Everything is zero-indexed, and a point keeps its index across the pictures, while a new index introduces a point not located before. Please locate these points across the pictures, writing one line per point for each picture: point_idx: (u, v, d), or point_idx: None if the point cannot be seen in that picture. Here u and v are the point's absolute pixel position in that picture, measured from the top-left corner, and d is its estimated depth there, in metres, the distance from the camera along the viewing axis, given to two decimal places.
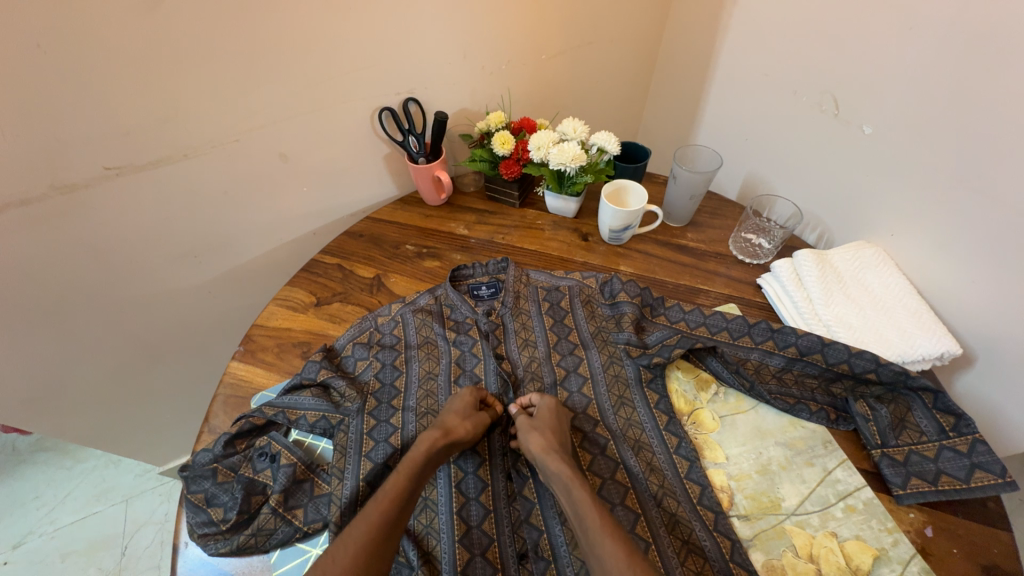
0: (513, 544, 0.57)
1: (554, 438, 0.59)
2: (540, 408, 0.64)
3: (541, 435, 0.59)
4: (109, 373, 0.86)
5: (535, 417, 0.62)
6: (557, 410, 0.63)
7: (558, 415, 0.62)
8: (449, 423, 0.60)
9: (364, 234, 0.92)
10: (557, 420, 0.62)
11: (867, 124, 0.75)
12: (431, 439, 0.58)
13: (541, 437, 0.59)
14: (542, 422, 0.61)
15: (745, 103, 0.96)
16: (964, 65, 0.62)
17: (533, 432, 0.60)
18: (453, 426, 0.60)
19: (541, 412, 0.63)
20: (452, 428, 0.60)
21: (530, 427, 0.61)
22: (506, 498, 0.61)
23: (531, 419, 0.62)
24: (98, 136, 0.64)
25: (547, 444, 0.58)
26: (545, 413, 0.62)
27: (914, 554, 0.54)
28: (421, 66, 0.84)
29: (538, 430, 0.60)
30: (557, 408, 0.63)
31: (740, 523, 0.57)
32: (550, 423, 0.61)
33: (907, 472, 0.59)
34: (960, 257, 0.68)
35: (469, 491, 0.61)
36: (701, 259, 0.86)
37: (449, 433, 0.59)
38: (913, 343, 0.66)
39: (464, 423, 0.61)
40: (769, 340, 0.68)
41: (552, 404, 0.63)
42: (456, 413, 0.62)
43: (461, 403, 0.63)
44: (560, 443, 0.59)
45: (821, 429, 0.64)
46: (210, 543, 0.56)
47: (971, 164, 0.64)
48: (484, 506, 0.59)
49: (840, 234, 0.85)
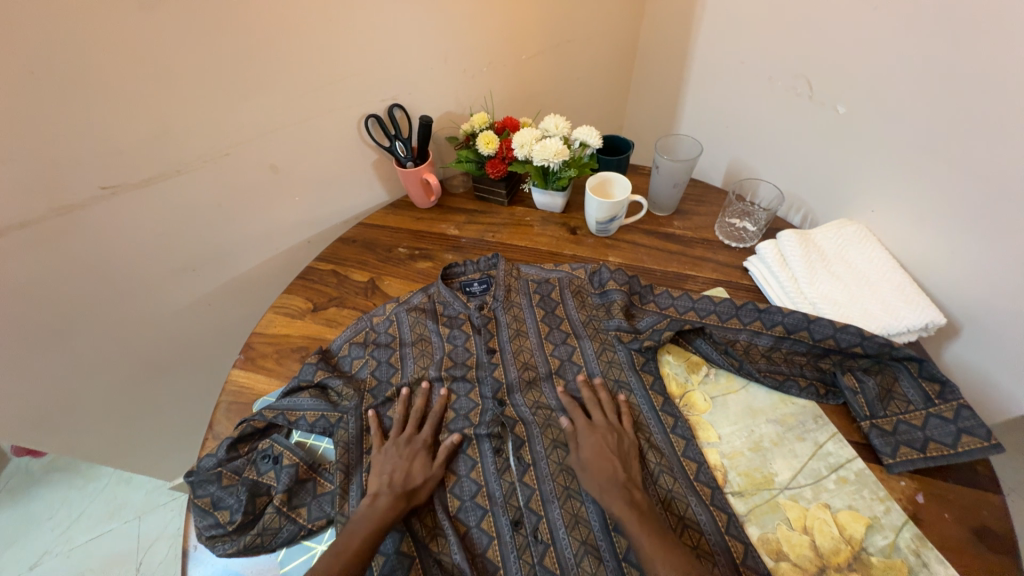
0: (507, 513, 0.60)
1: (606, 475, 0.58)
2: (583, 439, 0.62)
3: (595, 471, 0.58)
4: (119, 390, 0.89)
5: (581, 454, 0.61)
6: (600, 441, 0.61)
7: (599, 448, 0.60)
8: (404, 484, 0.59)
9: (357, 239, 0.94)
10: (598, 452, 0.60)
11: (840, 103, 0.76)
12: (392, 505, 0.56)
13: (592, 478, 0.58)
14: (590, 459, 0.60)
15: (722, 91, 0.97)
16: (928, 39, 0.64)
17: (585, 474, 0.59)
18: (399, 484, 0.59)
19: (583, 443, 0.61)
20: (412, 494, 0.58)
21: (579, 465, 0.60)
22: (496, 472, 0.63)
23: (578, 456, 0.61)
24: (93, 157, 0.66)
25: (602, 483, 0.57)
26: (586, 445, 0.61)
27: (906, 520, 0.55)
28: (404, 72, 0.86)
29: (587, 468, 0.59)
30: (597, 440, 0.61)
31: (735, 499, 0.58)
32: (594, 460, 0.59)
33: (896, 441, 0.60)
34: (943, 231, 0.69)
35: (462, 468, 0.63)
36: (688, 246, 0.87)
37: (405, 491, 0.58)
38: (897, 316, 0.67)
39: (415, 478, 0.59)
40: (757, 320, 0.69)
41: (591, 436, 0.62)
42: (407, 468, 0.60)
43: (417, 466, 0.61)
44: (611, 477, 0.58)
45: (811, 404, 0.65)
46: (219, 544, 0.58)
47: (940, 138, 0.66)
48: (475, 481, 0.62)
49: (823, 214, 0.86)
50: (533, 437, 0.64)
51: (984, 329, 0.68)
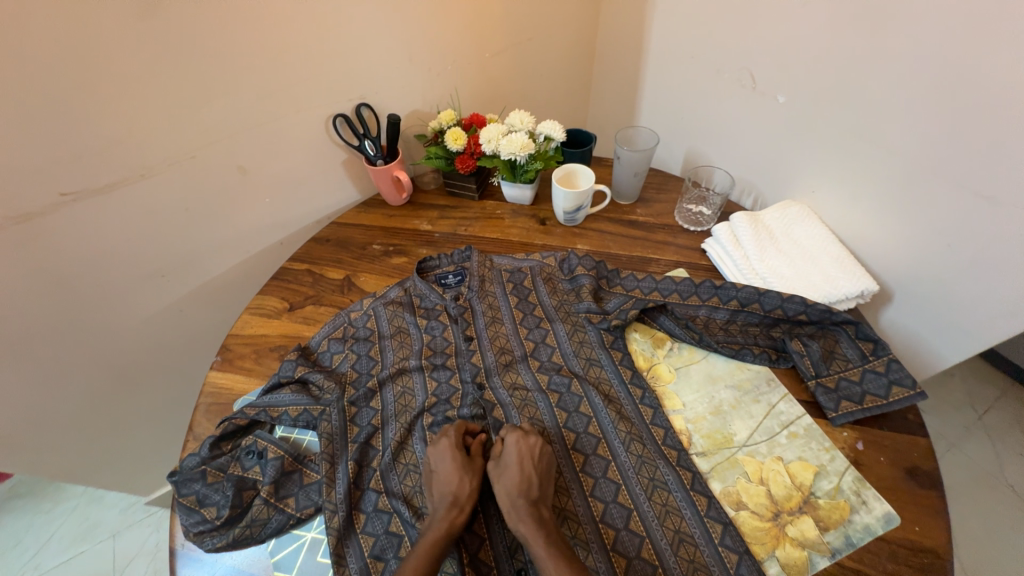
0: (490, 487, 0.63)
1: (520, 487, 0.57)
2: (506, 451, 0.61)
3: (511, 483, 0.58)
4: (89, 402, 0.88)
5: (502, 462, 0.60)
6: (519, 451, 0.60)
7: (520, 457, 0.60)
8: (453, 490, 0.58)
9: (330, 238, 0.95)
10: (518, 464, 0.59)
11: (780, 93, 0.83)
12: (451, 518, 0.56)
13: (507, 491, 0.57)
14: (506, 471, 0.59)
15: (675, 86, 1.02)
16: (851, 34, 0.70)
17: (499, 484, 0.58)
18: (456, 489, 0.58)
19: (507, 454, 0.60)
20: (463, 502, 0.57)
21: (497, 474, 0.59)
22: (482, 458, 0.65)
23: (497, 466, 0.60)
24: (50, 162, 0.65)
25: (514, 497, 0.57)
26: (511, 455, 0.60)
27: (848, 466, 0.61)
28: (369, 71, 0.87)
29: (505, 477, 0.58)
30: (523, 451, 0.60)
31: (698, 459, 0.63)
32: (508, 470, 0.59)
33: (838, 396, 0.66)
34: (874, 206, 0.77)
35: None
36: (651, 231, 0.93)
37: (457, 498, 0.57)
38: (837, 285, 0.73)
39: (464, 482, 0.58)
40: (714, 297, 0.75)
41: (519, 449, 0.60)
42: (451, 471, 0.59)
43: (455, 468, 0.59)
44: (524, 491, 0.57)
45: (764, 369, 0.71)
46: (207, 539, 0.59)
47: (869, 123, 0.73)
48: None
49: (771, 196, 0.93)
50: (510, 416, 0.67)
51: (906, 294, 0.77)
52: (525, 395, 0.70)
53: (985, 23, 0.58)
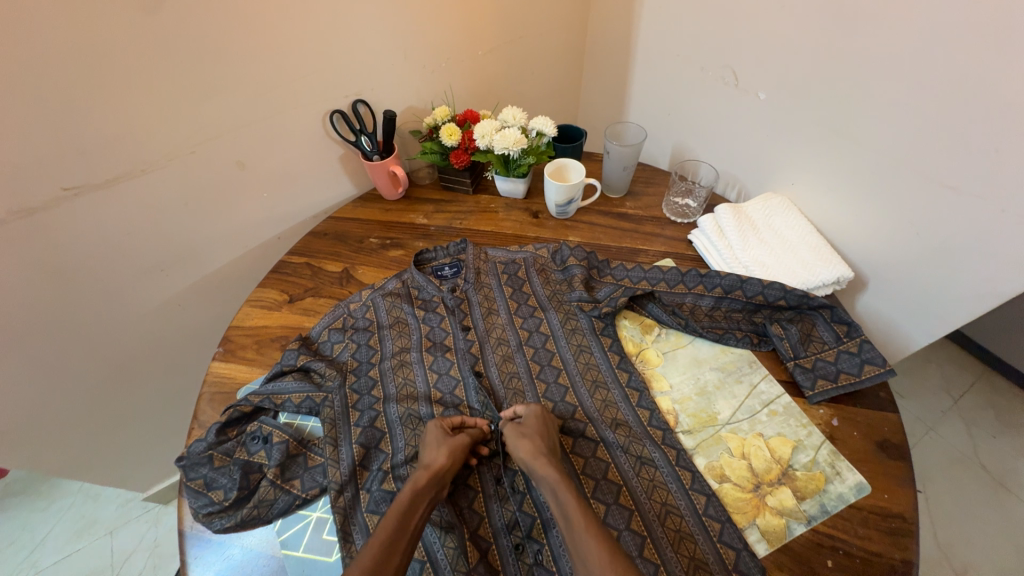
0: (491, 471, 0.66)
1: (542, 444, 0.61)
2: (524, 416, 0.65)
3: (535, 441, 0.60)
4: (88, 395, 0.89)
5: (523, 423, 0.63)
6: (543, 417, 0.64)
7: (543, 425, 0.63)
8: (428, 458, 0.60)
9: (328, 232, 0.97)
10: (543, 425, 0.63)
11: (760, 90, 0.87)
12: (416, 480, 0.58)
13: (533, 445, 0.60)
14: (528, 428, 0.62)
15: (662, 82, 1.06)
16: (827, 33, 0.74)
17: (522, 440, 0.60)
18: (431, 458, 0.60)
19: (527, 417, 0.64)
20: (440, 474, 0.58)
21: (518, 434, 0.62)
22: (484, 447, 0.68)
23: (518, 426, 0.63)
24: (55, 158, 0.67)
25: (538, 451, 0.59)
26: (531, 420, 0.64)
27: (824, 440, 0.65)
28: (365, 68, 0.89)
29: (526, 438, 0.61)
30: (544, 415, 0.64)
31: (684, 437, 0.67)
32: (539, 427, 0.63)
33: (815, 375, 0.70)
34: (849, 197, 0.81)
35: None
36: (640, 223, 0.96)
37: (438, 471, 0.58)
38: (815, 272, 0.77)
39: (439, 454, 0.60)
40: (700, 284, 0.78)
41: (538, 411, 0.64)
42: (435, 444, 0.61)
43: (434, 437, 0.63)
44: (549, 448, 0.61)
45: (746, 352, 0.75)
46: (215, 520, 0.61)
47: (844, 117, 0.77)
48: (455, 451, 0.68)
49: (754, 189, 0.97)
50: (502, 404, 0.71)
51: (879, 281, 0.82)
52: (519, 386, 0.73)
53: (947, 26, 0.62)
